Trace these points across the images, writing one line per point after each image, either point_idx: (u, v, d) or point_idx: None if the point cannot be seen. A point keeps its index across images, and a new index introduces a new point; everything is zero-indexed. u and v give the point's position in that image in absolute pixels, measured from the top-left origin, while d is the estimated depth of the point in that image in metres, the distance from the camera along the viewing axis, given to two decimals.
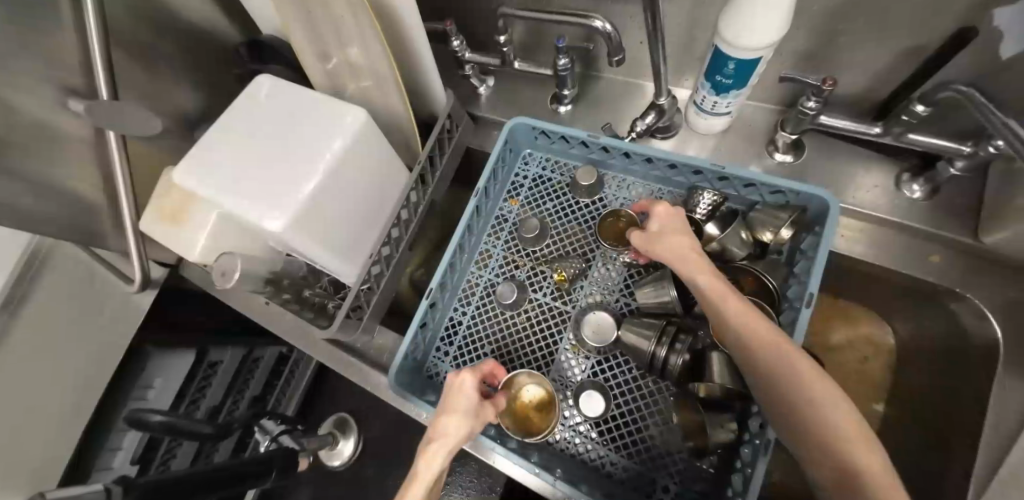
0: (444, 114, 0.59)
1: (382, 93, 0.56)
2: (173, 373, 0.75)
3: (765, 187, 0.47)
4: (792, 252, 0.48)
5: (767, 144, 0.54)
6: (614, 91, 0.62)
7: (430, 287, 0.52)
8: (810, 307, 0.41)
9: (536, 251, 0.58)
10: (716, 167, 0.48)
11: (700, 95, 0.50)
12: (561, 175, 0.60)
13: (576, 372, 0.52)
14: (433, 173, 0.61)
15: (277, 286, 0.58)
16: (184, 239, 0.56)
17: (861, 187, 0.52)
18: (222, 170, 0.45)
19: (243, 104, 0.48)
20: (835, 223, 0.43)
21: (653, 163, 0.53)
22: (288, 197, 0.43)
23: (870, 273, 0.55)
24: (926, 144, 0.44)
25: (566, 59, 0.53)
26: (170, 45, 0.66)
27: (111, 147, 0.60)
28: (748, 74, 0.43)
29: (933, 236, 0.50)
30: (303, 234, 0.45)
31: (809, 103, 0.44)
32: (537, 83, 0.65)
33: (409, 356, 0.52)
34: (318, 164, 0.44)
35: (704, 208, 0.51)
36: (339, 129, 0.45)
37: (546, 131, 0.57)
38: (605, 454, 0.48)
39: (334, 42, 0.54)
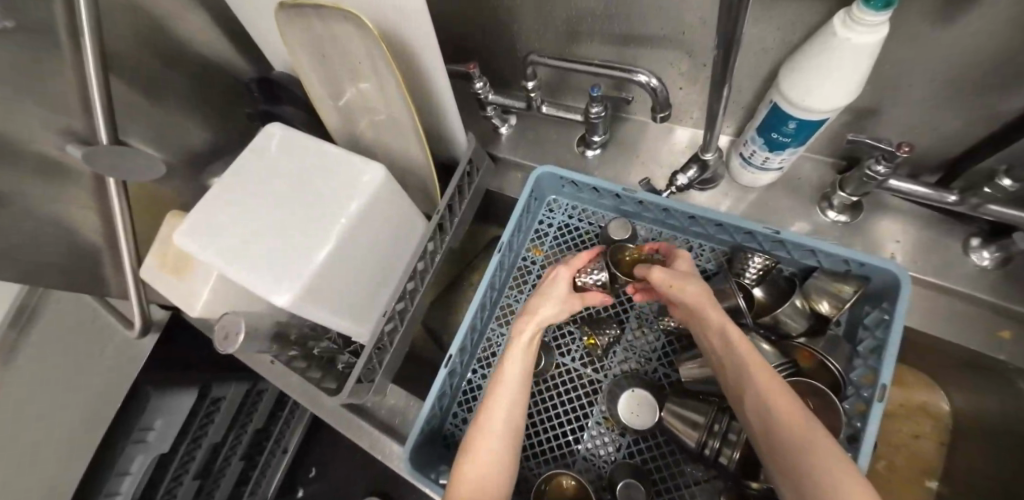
0: (464, 159, 0.55)
1: (400, 139, 0.52)
2: (176, 412, 0.70)
3: (823, 254, 0.43)
4: (854, 324, 0.44)
5: (818, 201, 0.49)
6: (647, 134, 0.58)
7: (449, 354, 0.48)
8: (884, 402, 0.36)
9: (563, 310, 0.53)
10: (769, 232, 0.43)
11: (749, 149, 0.45)
12: (590, 225, 0.56)
13: (609, 451, 0.48)
14: (452, 220, 0.57)
15: (284, 342, 0.53)
16: (186, 293, 0.52)
17: (921, 253, 0.48)
18: (225, 233, 0.41)
19: (249, 157, 0.44)
20: (905, 302, 0.38)
21: (693, 221, 0.48)
22: (297, 268, 0.39)
23: (929, 342, 0.50)
24: (1006, 216, 0.38)
25: (599, 107, 0.49)
26: (179, 81, 0.62)
27: (111, 195, 0.56)
28: (808, 134, 0.39)
29: (1002, 309, 0.46)
30: (314, 305, 0.41)
31: (877, 168, 0.40)
32: (563, 124, 0.61)
33: (426, 429, 0.48)
34: (330, 229, 0.40)
35: (753, 272, 0.46)
36: (355, 189, 0.41)
37: (575, 181, 0.53)
38: None
39: (350, 86, 0.50)
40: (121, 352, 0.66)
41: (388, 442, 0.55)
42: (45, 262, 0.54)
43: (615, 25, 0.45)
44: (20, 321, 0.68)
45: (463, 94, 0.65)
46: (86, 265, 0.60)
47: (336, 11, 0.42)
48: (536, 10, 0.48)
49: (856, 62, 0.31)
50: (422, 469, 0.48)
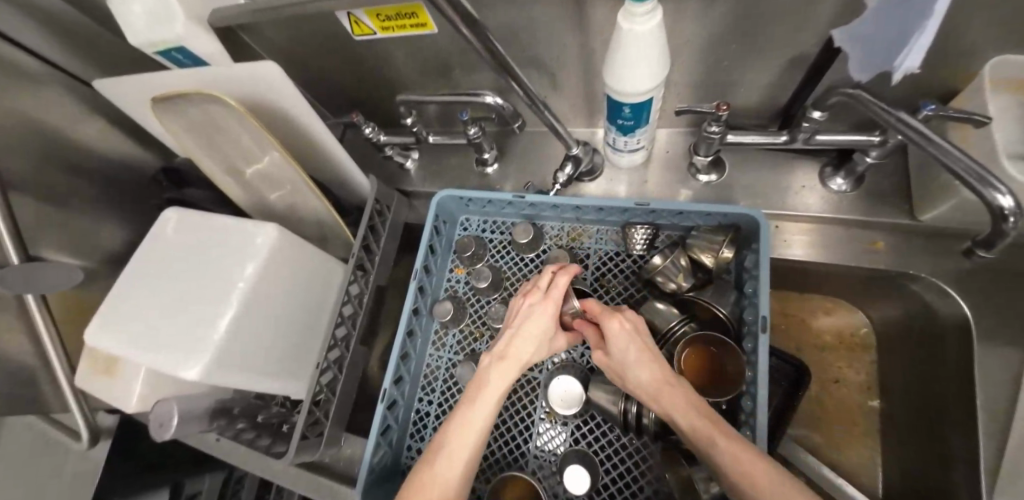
0: (371, 198, 0.58)
1: (301, 196, 0.55)
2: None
3: (695, 214, 0.47)
4: (741, 269, 0.47)
5: (688, 167, 0.54)
6: (534, 142, 0.62)
7: (384, 388, 0.49)
8: (767, 333, 0.40)
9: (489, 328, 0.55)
10: (642, 205, 0.47)
11: (610, 137, 0.49)
12: (500, 234, 0.59)
13: (557, 443, 0.49)
14: (372, 260, 0.60)
15: (227, 416, 0.53)
16: (119, 390, 0.52)
17: (791, 191, 0.51)
18: (134, 323, 0.43)
19: (151, 246, 0.46)
20: (767, 237, 0.42)
21: (583, 210, 0.52)
22: (203, 341, 0.40)
23: (825, 270, 0.54)
24: (837, 142, 0.44)
25: (475, 128, 0.53)
26: (87, 187, 0.64)
27: (33, 312, 0.57)
28: (645, 112, 0.43)
29: (873, 224, 0.50)
30: (229, 371, 0.42)
31: (712, 129, 0.44)
32: (459, 148, 0.65)
33: (375, 467, 0.48)
34: (231, 296, 0.42)
35: (641, 242, 0.50)
36: (250, 253, 0.43)
37: (473, 198, 0.56)
38: None
39: (240, 159, 0.53)
40: (77, 469, 0.67)
41: (350, 492, 0.54)
42: None
43: (467, 54, 0.50)
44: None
45: (359, 141, 0.69)
46: (20, 387, 0.60)
47: (208, 96, 0.46)
48: (401, 55, 0.52)
49: (648, 52, 0.36)
50: None
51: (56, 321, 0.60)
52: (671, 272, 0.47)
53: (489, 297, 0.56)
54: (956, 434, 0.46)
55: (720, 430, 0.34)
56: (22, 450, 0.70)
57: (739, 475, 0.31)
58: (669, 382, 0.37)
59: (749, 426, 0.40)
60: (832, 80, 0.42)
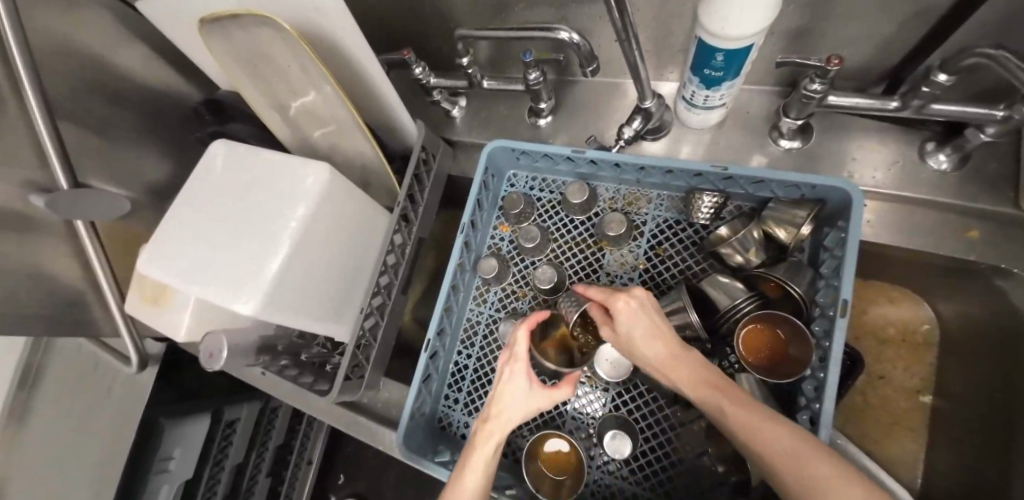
0: (418, 145, 0.55)
1: (347, 138, 0.53)
2: (192, 439, 0.70)
3: (775, 183, 0.43)
4: (817, 248, 0.43)
5: (769, 131, 0.49)
6: (595, 94, 0.57)
7: (428, 339, 0.49)
8: (846, 317, 0.37)
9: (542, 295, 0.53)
10: (718, 170, 0.43)
11: (688, 90, 0.45)
12: (550, 193, 0.56)
13: (596, 407, 0.49)
14: (416, 210, 0.58)
15: (271, 352, 0.55)
16: (168, 319, 0.53)
17: (880, 166, 0.47)
18: (184, 254, 0.42)
19: (199, 178, 0.45)
20: (859, 214, 0.38)
21: (646, 172, 0.48)
22: (255, 278, 0.39)
23: (902, 255, 0.50)
24: (951, 113, 0.39)
25: (536, 73, 0.49)
26: (132, 115, 0.63)
27: (82, 237, 0.57)
28: (739, 62, 0.38)
29: (969, 210, 0.45)
30: (281, 310, 0.41)
31: (812, 87, 0.40)
32: (510, 97, 0.61)
33: (416, 414, 0.49)
34: (282, 235, 0.40)
35: (706, 210, 0.46)
36: (301, 192, 0.41)
37: (526, 151, 0.52)
38: (639, 491, 0.45)
39: (286, 93, 0.50)
40: (129, 390, 0.71)
41: (386, 435, 0.56)
42: (29, 314, 0.56)
43: None
44: (27, 381, 0.72)
45: (405, 83, 0.65)
46: (73, 309, 0.62)
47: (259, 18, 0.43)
48: None
49: None
50: (418, 452, 0.49)
51: (105, 248, 0.61)
52: (738, 246, 0.44)
53: (534, 257, 0.54)
54: None
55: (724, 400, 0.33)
56: (74, 367, 0.74)
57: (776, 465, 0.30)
58: (674, 354, 0.37)
59: (810, 411, 0.39)
60: (964, 38, 0.36)
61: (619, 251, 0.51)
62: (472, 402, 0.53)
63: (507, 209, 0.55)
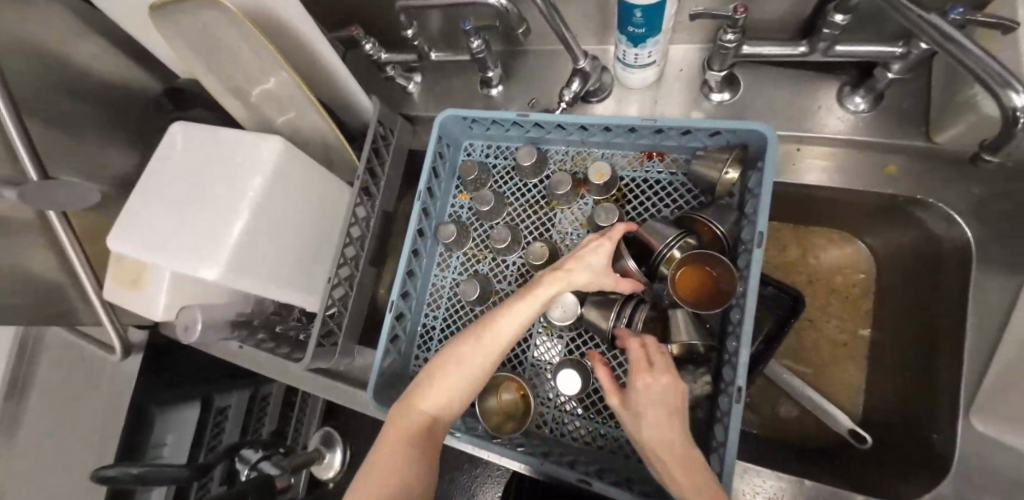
0: (373, 122, 0.57)
1: (303, 117, 0.54)
2: (184, 426, 0.76)
3: (702, 131, 0.46)
4: (744, 191, 0.46)
5: (702, 87, 0.52)
6: (541, 62, 0.60)
7: (392, 299, 0.52)
8: (762, 248, 0.40)
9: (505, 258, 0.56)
10: (649, 121, 0.46)
11: (620, 50, 0.47)
12: (504, 159, 0.59)
13: (554, 355, 0.52)
14: (377, 185, 0.60)
15: (247, 327, 0.59)
16: (145, 301, 0.56)
17: (804, 111, 0.50)
18: (151, 228, 0.44)
19: (161, 159, 0.47)
20: (774, 153, 0.41)
21: (588, 130, 0.51)
22: (217, 245, 0.42)
23: (834, 196, 0.53)
24: (858, 53, 0.42)
25: (478, 41, 0.51)
26: (96, 110, 0.64)
27: (57, 227, 0.59)
28: (658, 18, 0.41)
29: (886, 146, 0.48)
30: (245, 276, 0.44)
31: (726, 37, 0.42)
32: (463, 70, 0.63)
33: (385, 372, 0.52)
34: (241, 205, 0.43)
35: (659, 176, 0.51)
36: (257, 164, 0.44)
37: (476, 118, 0.55)
38: (595, 426, 0.48)
39: (242, 77, 0.52)
40: (115, 379, 0.72)
41: (363, 395, 0.59)
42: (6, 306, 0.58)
43: None
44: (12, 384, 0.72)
45: (360, 62, 0.67)
46: (54, 302, 0.64)
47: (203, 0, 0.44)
48: None
49: None
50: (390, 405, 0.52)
51: (80, 237, 0.62)
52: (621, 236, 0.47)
53: (492, 221, 0.57)
54: (942, 356, 0.48)
55: (671, 424, 0.34)
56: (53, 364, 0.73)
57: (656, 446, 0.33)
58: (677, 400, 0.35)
59: (734, 336, 0.42)
60: None
61: (570, 209, 0.54)
62: None
63: (463, 177, 0.57)
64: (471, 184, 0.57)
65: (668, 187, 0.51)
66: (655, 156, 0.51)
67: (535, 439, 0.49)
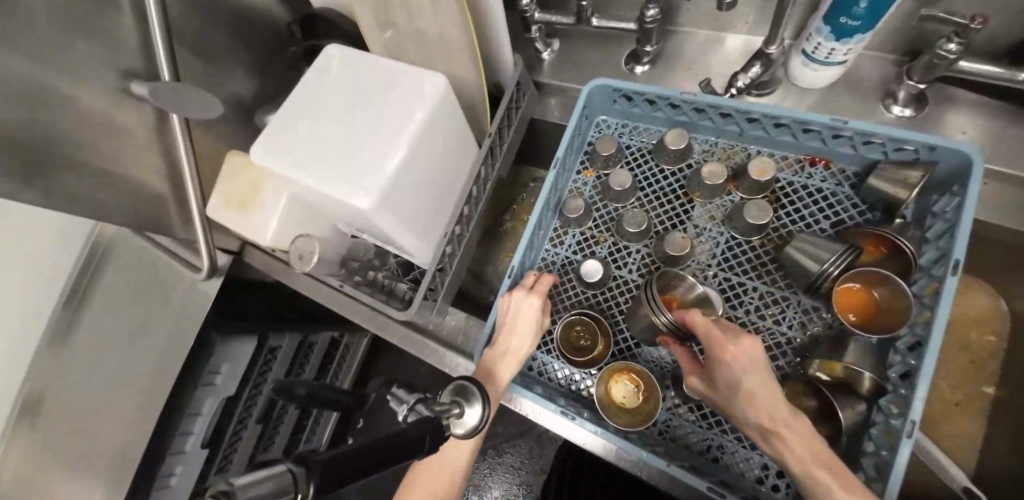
0: (512, 84, 0.55)
1: (451, 62, 0.52)
2: (238, 358, 0.74)
3: (891, 143, 0.42)
4: (923, 210, 0.43)
5: (883, 97, 0.48)
6: (696, 47, 0.57)
7: (511, 267, 0.51)
8: (957, 275, 0.36)
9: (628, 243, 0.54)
10: (836, 122, 0.43)
11: (812, 43, 0.44)
12: (641, 142, 0.56)
13: (670, 352, 0.50)
14: (502, 146, 0.58)
15: (347, 269, 0.57)
16: (254, 223, 0.54)
17: (992, 143, 0.46)
18: (300, 146, 0.43)
19: (315, 77, 0.46)
20: (977, 182, 0.37)
21: (753, 123, 0.48)
22: (373, 175, 0.40)
23: (997, 237, 0.49)
24: None
25: (655, 9, 0.48)
26: (227, 22, 0.63)
27: (175, 134, 0.58)
28: (883, 11, 0.38)
29: None
30: (388, 213, 0.42)
31: (948, 46, 0.39)
32: (608, 44, 0.60)
33: (492, 338, 0.50)
34: (402, 138, 0.41)
35: (817, 184, 0.48)
36: (422, 99, 0.42)
37: (628, 92, 0.52)
38: (710, 435, 0.46)
39: (402, 11, 0.50)
40: (189, 300, 0.68)
41: (452, 358, 0.58)
42: (115, 206, 0.56)
43: None
44: (76, 299, 0.65)
45: (515, 18, 0.64)
46: (154, 210, 0.62)
47: None
48: None
49: None
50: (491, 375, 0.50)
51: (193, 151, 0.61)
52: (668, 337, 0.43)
53: (619, 203, 0.55)
54: None
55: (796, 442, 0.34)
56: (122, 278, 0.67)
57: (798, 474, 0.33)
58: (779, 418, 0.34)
59: (902, 368, 0.39)
60: None
61: (709, 204, 0.51)
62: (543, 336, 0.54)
63: (597, 152, 0.55)
64: (605, 160, 0.54)
65: (827, 197, 0.47)
66: (819, 162, 0.48)
67: (644, 438, 0.47)
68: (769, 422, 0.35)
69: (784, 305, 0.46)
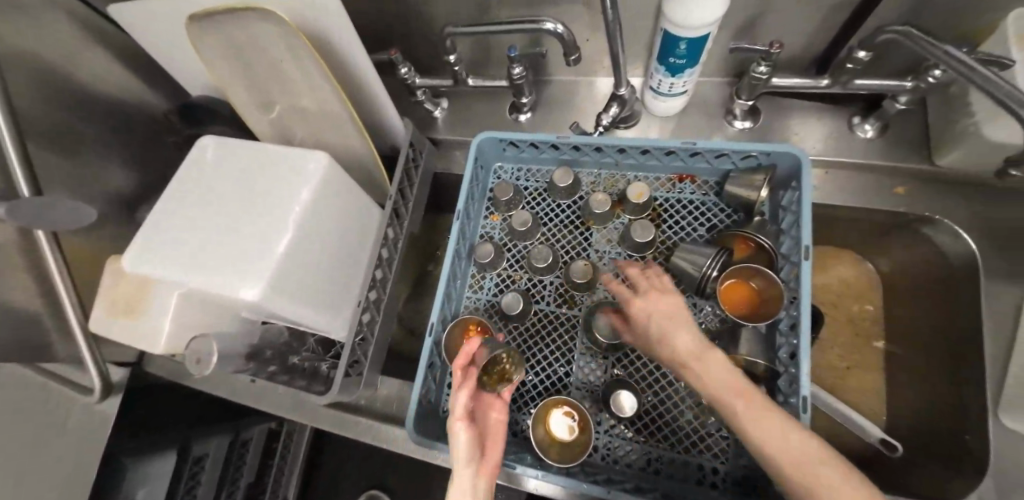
0: (405, 144, 0.57)
1: (339, 137, 0.54)
2: (157, 478, 0.64)
3: (736, 155, 0.49)
4: (776, 208, 0.49)
5: (724, 115, 0.55)
6: (568, 91, 0.63)
7: (431, 323, 0.50)
8: (809, 260, 0.42)
9: (542, 279, 0.56)
10: (687, 144, 0.49)
11: (656, 80, 0.51)
12: (537, 182, 0.59)
13: (597, 375, 0.51)
14: (406, 205, 0.59)
15: (259, 360, 0.54)
16: (144, 331, 0.50)
17: (820, 138, 0.54)
18: (182, 248, 0.42)
19: (191, 173, 0.45)
20: (808, 175, 0.44)
21: (625, 153, 0.53)
22: (260, 263, 0.39)
23: (848, 215, 0.56)
24: (872, 86, 0.47)
25: (519, 67, 0.53)
26: (96, 125, 0.60)
27: (43, 248, 0.53)
28: (699, 51, 0.45)
29: (897, 169, 0.52)
30: (284, 297, 0.41)
31: (760, 69, 0.46)
32: (491, 97, 0.65)
33: (423, 401, 0.49)
34: (286, 221, 0.41)
35: (689, 196, 0.54)
36: (303, 179, 0.42)
37: (513, 141, 0.56)
38: (647, 448, 0.47)
39: (282, 94, 0.51)
40: (88, 419, 0.62)
41: (389, 430, 0.55)
42: None
43: None
44: None
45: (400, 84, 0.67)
46: (28, 334, 0.56)
47: (252, 9, 0.42)
48: None
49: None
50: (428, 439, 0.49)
51: (68, 263, 0.56)
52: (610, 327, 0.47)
53: (527, 241, 0.57)
54: (961, 360, 0.50)
55: (747, 402, 0.32)
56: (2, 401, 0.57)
57: (757, 429, 0.31)
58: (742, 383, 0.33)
59: (789, 348, 0.43)
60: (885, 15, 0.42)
61: (605, 229, 0.55)
62: None
63: (497, 197, 0.57)
64: (505, 203, 0.57)
65: (701, 206, 0.53)
66: (686, 178, 0.54)
67: (588, 467, 0.47)
68: (723, 385, 0.34)
69: None
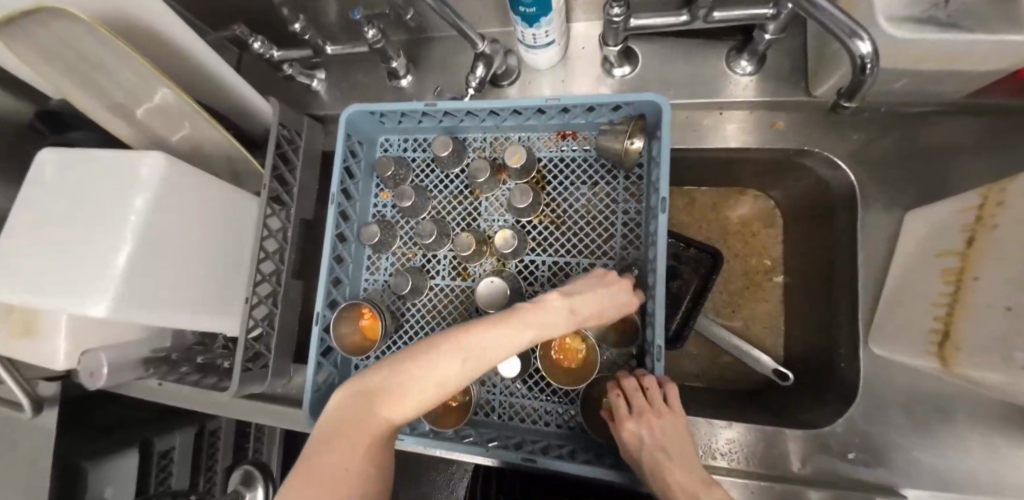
0: (276, 123, 0.53)
1: (200, 130, 0.51)
2: (123, 477, 0.62)
3: (604, 106, 0.47)
4: (650, 159, 0.49)
5: (603, 63, 0.54)
6: (448, 50, 0.59)
7: (318, 312, 0.50)
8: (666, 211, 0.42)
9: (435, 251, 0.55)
10: (553, 101, 0.47)
11: (519, 32, 0.47)
12: (423, 152, 0.57)
13: None
14: (289, 192, 0.57)
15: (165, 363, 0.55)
16: (39, 351, 0.50)
17: (697, 78, 0.52)
18: (32, 269, 0.41)
19: (33, 191, 0.44)
20: (667, 120, 0.43)
21: (499, 115, 0.51)
22: (103, 278, 0.39)
23: (735, 156, 0.56)
24: (734, 17, 0.44)
25: (373, 31, 0.49)
26: None
27: None
28: None
29: (776, 103, 0.51)
30: (141, 307, 0.41)
31: (614, 11, 0.43)
32: (370, 65, 0.61)
33: (320, 386, 0.50)
34: (125, 233, 0.40)
35: (571, 152, 0.53)
36: (139, 186, 0.41)
37: (385, 112, 0.53)
38: (539, 403, 0.49)
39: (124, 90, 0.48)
40: None
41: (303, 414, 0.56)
42: None
43: None
44: None
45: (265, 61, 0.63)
46: None
47: (39, 8, 0.38)
48: None
49: None
50: None
51: None
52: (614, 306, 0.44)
53: (417, 217, 0.56)
54: (840, 290, 0.52)
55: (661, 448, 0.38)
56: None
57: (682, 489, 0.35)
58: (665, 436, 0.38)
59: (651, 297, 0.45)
60: None
61: (493, 195, 0.54)
62: (380, 363, 0.55)
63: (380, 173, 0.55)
64: (388, 179, 0.55)
65: (583, 163, 0.52)
66: (568, 135, 0.53)
67: (482, 427, 0.49)
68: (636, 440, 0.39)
69: (566, 269, 0.51)
